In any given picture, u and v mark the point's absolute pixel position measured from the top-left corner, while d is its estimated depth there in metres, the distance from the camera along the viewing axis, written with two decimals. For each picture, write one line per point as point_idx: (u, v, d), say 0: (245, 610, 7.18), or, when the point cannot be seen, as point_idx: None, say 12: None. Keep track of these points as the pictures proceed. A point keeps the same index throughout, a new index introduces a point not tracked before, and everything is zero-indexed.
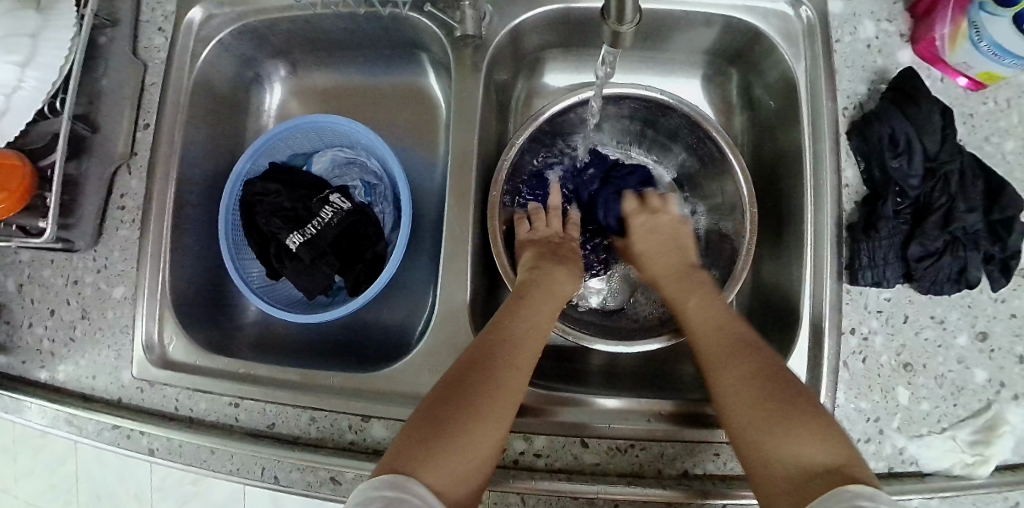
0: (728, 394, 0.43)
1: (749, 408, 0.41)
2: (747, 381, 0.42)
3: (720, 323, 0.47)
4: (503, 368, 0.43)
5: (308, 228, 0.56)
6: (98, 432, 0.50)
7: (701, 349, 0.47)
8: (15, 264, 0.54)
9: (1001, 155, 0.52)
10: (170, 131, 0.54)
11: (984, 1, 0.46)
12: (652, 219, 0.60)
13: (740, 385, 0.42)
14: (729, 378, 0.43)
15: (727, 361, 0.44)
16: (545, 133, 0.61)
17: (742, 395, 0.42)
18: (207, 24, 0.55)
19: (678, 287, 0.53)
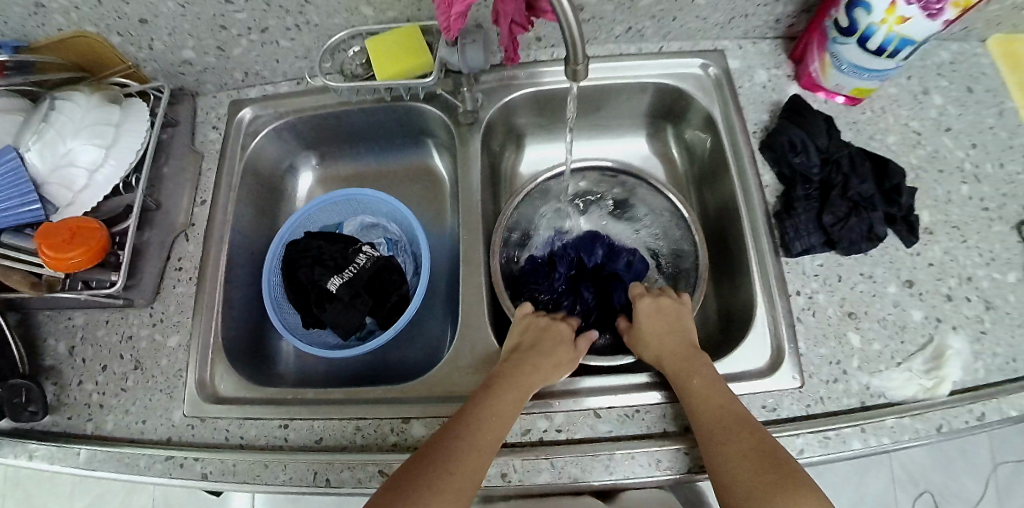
0: (725, 463, 0.46)
1: (746, 489, 0.43)
2: (745, 466, 0.45)
3: (722, 402, 0.50)
4: (479, 436, 0.47)
5: (347, 271, 0.65)
6: (150, 465, 0.55)
7: (703, 436, 0.48)
8: (69, 329, 0.62)
9: (886, 147, 0.66)
10: (225, 205, 0.66)
11: (834, 36, 0.60)
12: (655, 303, 0.62)
13: (736, 465, 0.45)
14: (726, 459, 0.46)
15: (724, 436, 0.47)
16: (540, 190, 0.74)
17: (736, 470, 0.45)
18: (254, 121, 0.70)
19: (681, 371, 0.54)
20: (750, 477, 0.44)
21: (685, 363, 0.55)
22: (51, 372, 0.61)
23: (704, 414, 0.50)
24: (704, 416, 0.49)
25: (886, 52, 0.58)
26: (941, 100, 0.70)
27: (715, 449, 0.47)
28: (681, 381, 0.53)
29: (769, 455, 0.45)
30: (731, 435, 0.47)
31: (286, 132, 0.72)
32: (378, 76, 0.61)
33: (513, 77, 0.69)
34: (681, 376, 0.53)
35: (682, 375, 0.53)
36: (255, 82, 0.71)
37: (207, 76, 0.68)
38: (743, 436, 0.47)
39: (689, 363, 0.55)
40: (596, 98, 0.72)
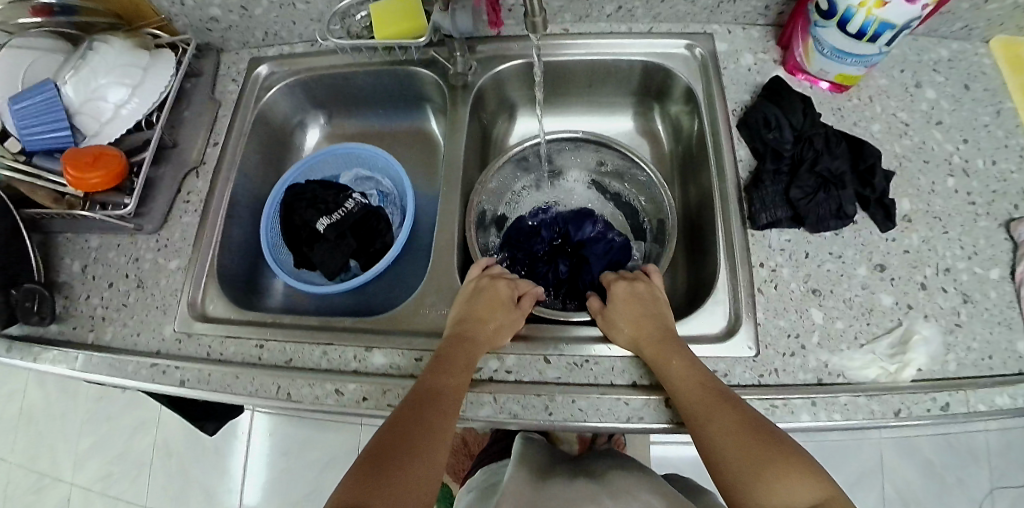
0: (723, 444, 0.45)
1: (744, 466, 0.44)
2: (737, 445, 0.45)
3: (701, 380, 0.49)
4: (436, 403, 0.49)
5: (335, 213, 0.70)
6: (136, 371, 0.60)
7: (688, 416, 0.48)
8: (84, 250, 0.69)
9: (869, 133, 0.67)
10: (234, 150, 0.72)
11: (816, 19, 0.61)
12: (631, 287, 0.61)
13: (727, 447, 0.45)
14: (715, 440, 0.46)
15: (712, 415, 0.47)
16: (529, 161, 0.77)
17: (732, 449, 0.45)
18: (270, 77, 0.77)
19: (656, 352, 0.52)
20: (746, 457, 0.44)
21: (660, 342, 0.53)
22: (63, 286, 0.67)
23: (683, 394, 0.49)
24: (683, 395, 0.49)
25: (866, 35, 0.59)
26: (934, 94, 0.69)
27: (703, 428, 0.47)
28: (658, 362, 0.52)
29: (752, 428, 0.45)
30: (714, 413, 0.47)
31: (297, 88, 0.78)
32: (378, 37, 0.67)
33: (507, 49, 0.73)
34: (658, 357, 0.52)
35: (659, 354, 0.52)
36: (274, 42, 0.77)
37: (232, 33, 0.75)
38: (727, 413, 0.47)
39: (665, 343, 0.53)
40: (589, 71, 0.76)
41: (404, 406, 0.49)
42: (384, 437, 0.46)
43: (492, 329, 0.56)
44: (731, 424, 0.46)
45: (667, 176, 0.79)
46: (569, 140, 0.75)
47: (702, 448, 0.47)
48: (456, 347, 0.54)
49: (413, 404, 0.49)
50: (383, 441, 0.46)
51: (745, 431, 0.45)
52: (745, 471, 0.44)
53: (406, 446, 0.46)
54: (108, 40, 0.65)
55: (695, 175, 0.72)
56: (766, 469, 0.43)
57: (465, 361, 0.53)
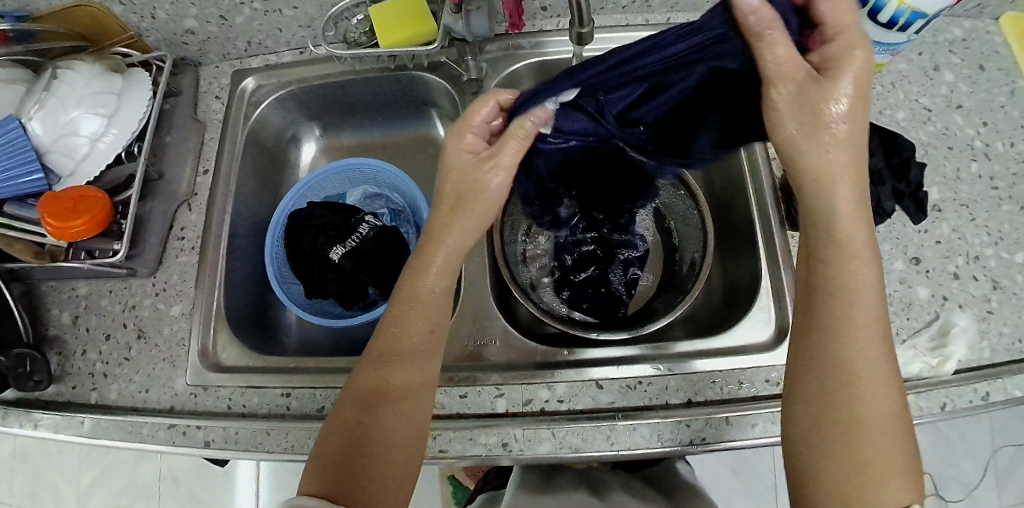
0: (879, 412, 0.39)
1: (876, 450, 0.39)
2: (881, 423, 0.39)
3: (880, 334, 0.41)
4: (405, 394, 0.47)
5: (349, 240, 0.64)
6: (153, 433, 0.55)
7: (865, 370, 0.40)
8: (72, 299, 0.62)
9: (895, 122, 0.66)
10: (228, 176, 0.65)
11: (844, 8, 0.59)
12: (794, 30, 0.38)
13: (881, 416, 0.39)
14: (875, 404, 0.39)
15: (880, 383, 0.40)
16: None
17: (886, 420, 0.39)
18: (257, 91, 0.69)
19: (846, 267, 0.40)
20: (882, 437, 0.39)
21: (857, 259, 0.40)
22: (55, 341, 0.61)
23: (869, 348, 0.40)
24: (859, 345, 0.40)
25: (897, 24, 0.56)
26: (952, 77, 0.69)
27: (869, 392, 0.39)
28: (846, 284, 0.40)
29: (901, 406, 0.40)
30: (885, 378, 0.40)
31: (289, 102, 0.71)
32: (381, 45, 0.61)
33: (517, 46, 0.67)
34: (848, 278, 0.40)
35: (841, 269, 0.40)
36: (258, 52, 0.69)
37: (210, 45, 0.67)
38: (883, 387, 0.40)
39: (865, 262, 0.41)
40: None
41: (368, 393, 0.47)
42: (355, 427, 0.46)
43: (455, 233, 0.49)
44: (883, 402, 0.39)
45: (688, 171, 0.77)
46: None
47: (858, 407, 0.39)
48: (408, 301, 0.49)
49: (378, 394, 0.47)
50: (351, 419, 0.46)
51: (896, 400, 0.40)
52: (872, 452, 0.39)
53: (380, 421, 0.45)
54: (75, 66, 0.57)
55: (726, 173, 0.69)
56: (894, 446, 0.39)
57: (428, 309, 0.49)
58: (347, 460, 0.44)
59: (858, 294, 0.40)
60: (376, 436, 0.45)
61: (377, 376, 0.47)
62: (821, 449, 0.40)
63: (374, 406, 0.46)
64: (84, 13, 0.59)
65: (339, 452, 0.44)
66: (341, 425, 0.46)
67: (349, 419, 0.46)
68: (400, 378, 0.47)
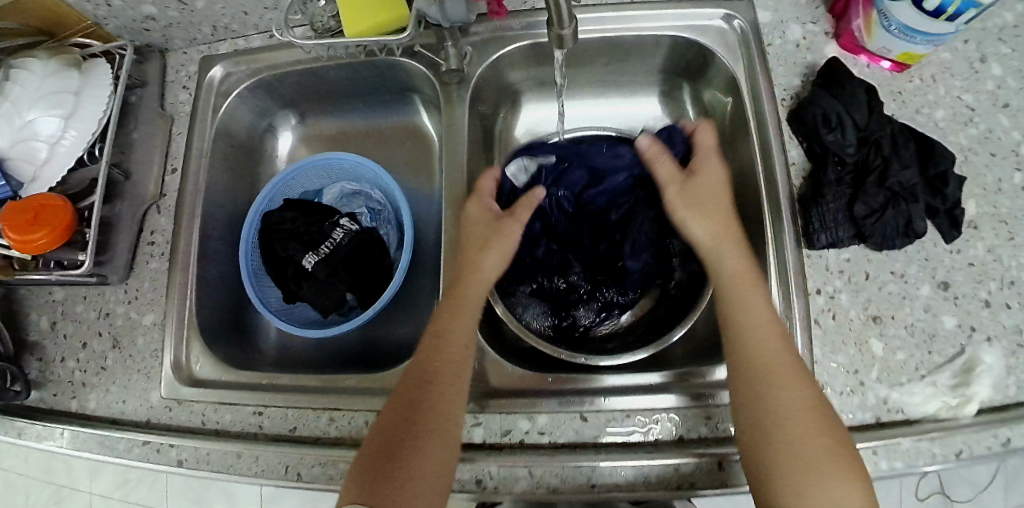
0: (798, 416, 0.42)
1: (797, 450, 0.41)
2: (797, 422, 0.42)
3: (779, 344, 0.45)
4: (439, 391, 0.46)
5: (323, 247, 0.60)
6: (129, 449, 0.54)
7: (773, 375, 0.43)
8: (50, 304, 0.61)
9: (933, 123, 0.58)
10: (197, 175, 0.61)
11: None
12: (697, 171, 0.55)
13: (800, 418, 0.42)
14: (789, 406, 0.42)
15: (791, 384, 0.43)
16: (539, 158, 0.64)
17: (804, 422, 0.42)
18: (226, 80, 0.64)
19: (740, 293, 0.48)
20: (805, 439, 0.41)
21: (745, 283, 0.48)
22: (35, 347, 0.60)
23: (770, 355, 0.44)
24: (760, 356, 0.45)
25: (944, 13, 0.50)
26: (1000, 71, 0.59)
27: (781, 395, 0.43)
28: (738, 304, 0.48)
29: (823, 409, 0.43)
30: (798, 385, 0.43)
31: (260, 91, 0.66)
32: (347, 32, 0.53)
33: (506, 28, 0.61)
34: (741, 302, 0.47)
35: (741, 291, 0.48)
36: (226, 37, 0.64)
37: (173, 31, 0.62)
38: (798, 389, 0.43)
39: (752, 284, 0.48)
40: (604, 48, 0.65)
41: (403, 401, 0.46)
42: (393, 435, 0.44)
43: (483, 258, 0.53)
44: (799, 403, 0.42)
45: None
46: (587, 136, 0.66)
47: (775, 410, 0.42)
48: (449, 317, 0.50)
49: (414, 398, 0.46)
50: (387, 430, 0.45)
51: (812, 403, 0.42)
52: (793, 455, 0.41)
53: (414, 433, 0.44)
54: (26, 65, 0.53)
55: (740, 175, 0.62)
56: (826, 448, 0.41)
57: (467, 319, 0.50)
58: (380, 473, 0.42)
59: (746, 313, 0.47)
60: (411, 449, 0.43)
61: (416, 387, 0.46)
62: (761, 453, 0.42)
63: (411, 418, 0.45)
64: (36, 6, 0.54)
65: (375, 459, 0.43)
66: (375, 438, 0.45)
67: (384, 430, 0.45)
68: (440, 390, 0.46)
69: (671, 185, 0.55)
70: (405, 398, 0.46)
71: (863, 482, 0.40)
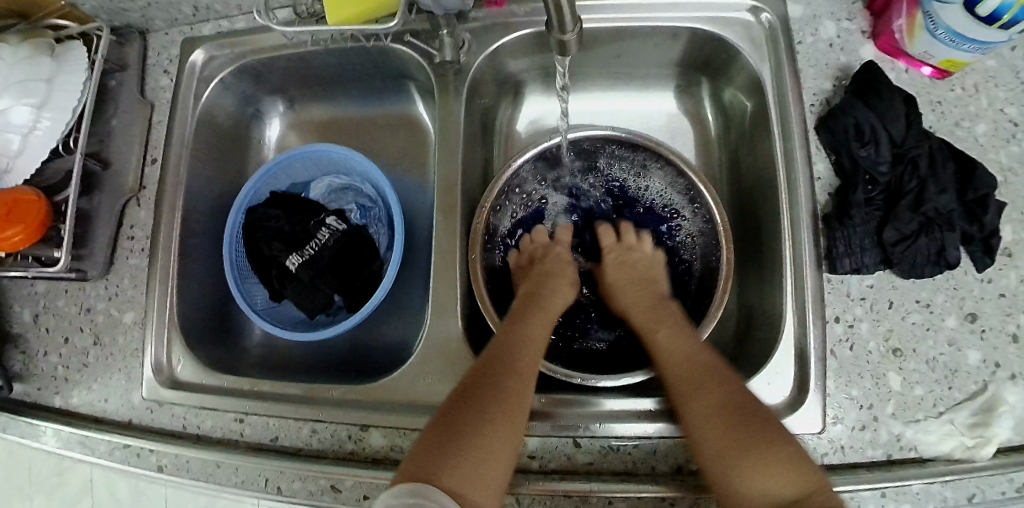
0: (696, 421, 0.41)
1: (704, 448, 0.40)
2: (700, 424, 0.41)
3: (687, 353, 0.46)
4: (511, 377, 0.43)
5: (307, 248, 0.57)
6: (109, 451, 0.53)
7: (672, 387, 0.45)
8: (31, 295, 0.59)
9: (973, 138, 0.53)
10: (178, 166, 0.58)
11: None
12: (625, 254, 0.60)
13: (698, 422, 0.41)
14: (689, 416, 0.42)
15: (699, 387, 0.43)
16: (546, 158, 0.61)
17: (704, 426, 0.41)
18: (209, 65, 0.60)
19: (654, 321, 0.52)
20: (705, 440, 0.40)
21: (661, 316, 0.52)
22: (17, 340, 0.58)
23: (674, 364, 0.46)
24: (671, 364, 0.46)
25: (998, 21, 0.44)
26: None
27: (684, 402, 0.43)
28: (653, 332, 0.51)
29: (741, 407, 0.41)
30: (702, 389, 0.43)
31: (246, 76, 0.62)
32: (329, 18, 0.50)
33: (510, 14, 0.55)
34: (654, 332, 0.51)
35: (651, 329, 0.51)
36: (210, 17, 0.60)
37: (153, 11, 0.58)
38: (713, 391, 0.42)
39: (666, 317, 0.52)
40: (617, 39, 0.59)
41: (466, 386, 0.43)
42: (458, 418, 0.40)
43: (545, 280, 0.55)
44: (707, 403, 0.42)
45: (713, 170, 0.66)
46: (599, 138, 0.60)
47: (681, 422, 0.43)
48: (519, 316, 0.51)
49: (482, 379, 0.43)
50: (456, 408, 0.41)
51: (713, 408, 0.41)
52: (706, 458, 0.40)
53: (487, 408, 0.40)
54: None
55: (759, 184, 0.58)
56: (745, 446, 0.38)
57: (540, 320, 0.51)
58: (450, 448, 0.38)
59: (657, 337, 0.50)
60: (485, 426, 0.39)
61: (491, 375, 0.43)
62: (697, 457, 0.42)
63: (486, 395, 0.41)
64: None
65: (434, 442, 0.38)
66: (444, 415, 0.40)
67: (455, 408, 0.41)
68: (516, 376, 0.44)
69: (610, 251, 0.61)
70: (476, 378, 0.43)
71: (798, 474, 0.36)
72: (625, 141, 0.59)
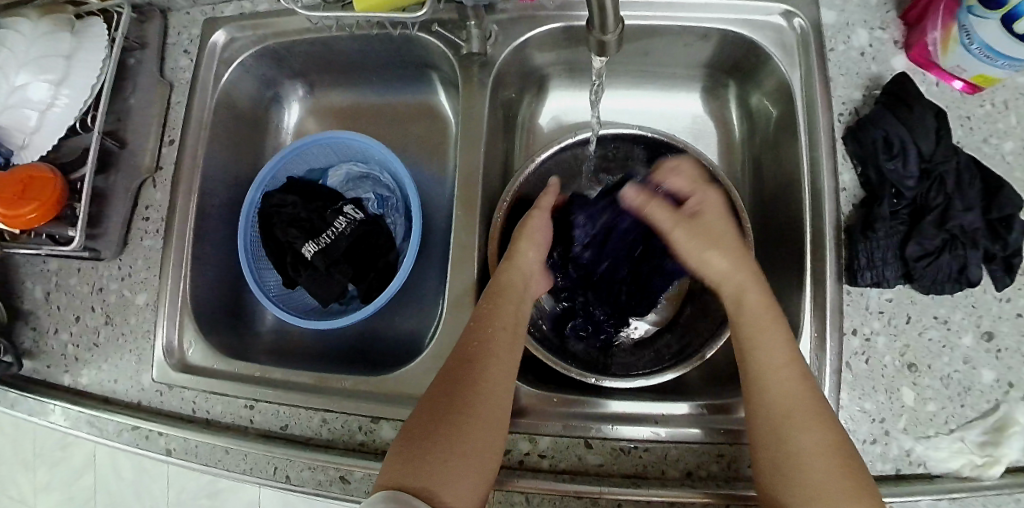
0: (811, 462, 0.37)
1: (831, 494, 0.36)
2: (820, 464, 0.37)
3: (792, 369, 0.41)
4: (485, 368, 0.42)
5: (323, 237, 0.56)
6: (118, 432, 0.53)
7: (778, 410, 0.40)
8: (44, 272, 0.58)
9: (1000, 156, 0.52)
10: (195, 147, 0.57)
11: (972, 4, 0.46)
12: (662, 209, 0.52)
13: (816, 462, 0.37)
14: (806, 452, 0.38)
15: (809, 423, 0.39)
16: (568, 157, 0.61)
17: (821, 468, 0.37)
18: (230, 46, 0.59)
19: (757, 328, 0.43)
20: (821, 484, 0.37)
21: (764, 324, 0.43)
22: (28, 316, 0.58)
23: (774, 378, 0.41)
24: (778, 384, 0.41)
25: None
26: None
27: (792, 435, 0.39)
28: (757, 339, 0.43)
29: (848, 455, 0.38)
30: (816, 429, 0.38)
31: (266, 59, 0.61)
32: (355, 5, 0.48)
33: (539, 6, 0.54)
34: (763, 338, 0.42)
35: (753, 335, 0.43)
36: None
37: None
38: (822, 430, 0.39)
39: (773, 326, 0.43)
40: (644, 36, 0.59)
41: (443, 380, 0.42)
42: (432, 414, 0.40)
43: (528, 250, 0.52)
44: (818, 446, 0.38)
45: (735, 174, 0.66)
46: (623, 138, 0.59)
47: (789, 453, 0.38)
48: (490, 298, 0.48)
49: (455, 374, 0.42)
50: (429, 406, 0.40)
51: (829, 451, 0.38)
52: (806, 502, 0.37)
53: (461, 403, 0.40)
54: (18, 26, 0.52)
55: (781, 192, 0.57)
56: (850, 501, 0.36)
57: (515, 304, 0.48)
58: (421, 447, 0.37)
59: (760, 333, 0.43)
60: (456, 426, 0.39)
61: (466, 367, 0.42)
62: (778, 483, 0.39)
63: (459, 394, 0.40)
64: None
65: (410, 443, 0.38)
66: (416, 415, 0.40)
67: (427, 407, 0.40)
68: (486, 368, 0.42)
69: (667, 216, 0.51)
70: (449, 375, 0.42)
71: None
72: (650, 143, 0.58)
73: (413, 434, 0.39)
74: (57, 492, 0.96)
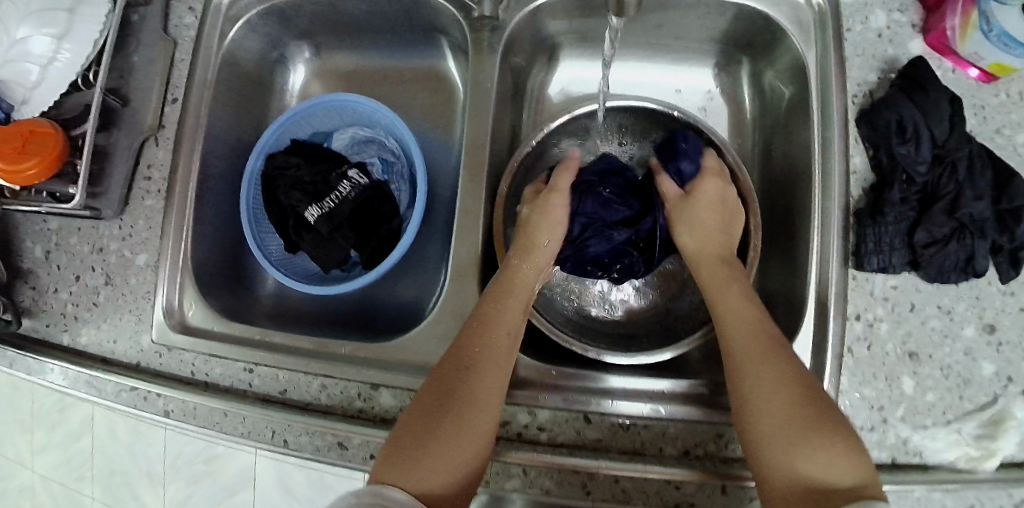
0: (757, 395, 0.38)
1: (768, 423, 0.37)
2: (774, 389, 0.38)
3: (754, 322, 0.43)
4: (485, 359, 0.42)
5: (327, 201, 0.55)
6: (117, 393, 0.53)
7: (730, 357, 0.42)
8: (43, 231, 0.58)
9: (1012, 147, 0.52)
10: (198, 106, 0.56)
11: None
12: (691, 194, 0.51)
13: (765, 393, 0.38)
14: (754, 381, 0.39)
15: (758, 359, 0.40)
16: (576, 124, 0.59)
17: (768, 390, 0.38)
18: (234, 3, 0.57)
19: (719, 292, 0.46)
20: (771, 409, 0.37)
21: (719, 280, 0.46)
22: (28, 275, 0.58)
23: (732, 336, 0.42)
24: (733, 335, 0.42)
25: None
26: None
27: (741, 372, 0.40)
28: (713, 288, 0.46)
29: (803, 388, 0.38)
30: (762, 362, 0.40)
31: (272, 18, 0.60)
32: None
33: None
34: (717, 292, 0.46)
35: (716, 290, 0.46)
36: None
37: None
38: (773, 363, 0.40)
39: (730, 278, 0.46)
40: (660, 7, 0.58)
41: (446, 367, 0.42)
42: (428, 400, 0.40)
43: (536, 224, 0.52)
44: (773, 373, 0.39)
45: (745, 155, 0.65)
46: (632, 108, 0.58)
47: (738, 397, 0.40)
48: (489, 304, 0.46)
49: (457, 362, 0.42)
50: (428, 402, 0.40)
51: (773, 377, 0.39)
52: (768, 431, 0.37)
53: (458, 399, 0.40)
54: None
55: (791, 174, 0.57)
56: (809, 432, 0.36)
57: (517, 304, 0.46)
58: (410, 447, 0.37)
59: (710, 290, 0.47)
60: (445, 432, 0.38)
61: (464, 356, 0.42)
62: (777, 426, 0.37)
63: (452, 397, 0.40)
64: None
65: (403, 436, 0.38)
66: (417, 405, 0.40)
67: (423, 405, 0.40)
68: (481, 377, 0.41)
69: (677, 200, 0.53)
70: (452, 364, 0.42)
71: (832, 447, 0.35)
72: (662, 115, 0.57)
73: (409, 425, 0.39)
74: (55, 452, 0.97)
